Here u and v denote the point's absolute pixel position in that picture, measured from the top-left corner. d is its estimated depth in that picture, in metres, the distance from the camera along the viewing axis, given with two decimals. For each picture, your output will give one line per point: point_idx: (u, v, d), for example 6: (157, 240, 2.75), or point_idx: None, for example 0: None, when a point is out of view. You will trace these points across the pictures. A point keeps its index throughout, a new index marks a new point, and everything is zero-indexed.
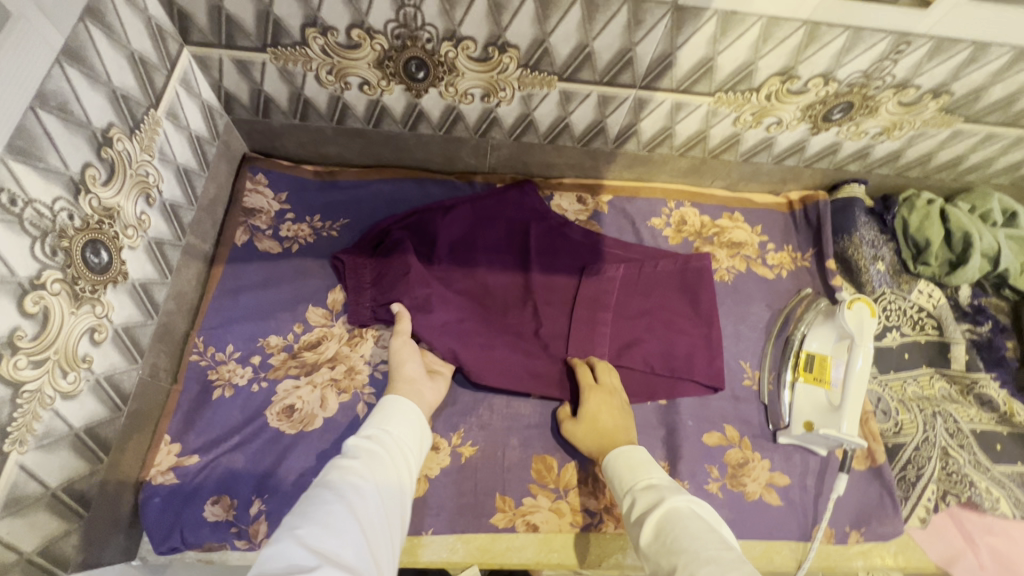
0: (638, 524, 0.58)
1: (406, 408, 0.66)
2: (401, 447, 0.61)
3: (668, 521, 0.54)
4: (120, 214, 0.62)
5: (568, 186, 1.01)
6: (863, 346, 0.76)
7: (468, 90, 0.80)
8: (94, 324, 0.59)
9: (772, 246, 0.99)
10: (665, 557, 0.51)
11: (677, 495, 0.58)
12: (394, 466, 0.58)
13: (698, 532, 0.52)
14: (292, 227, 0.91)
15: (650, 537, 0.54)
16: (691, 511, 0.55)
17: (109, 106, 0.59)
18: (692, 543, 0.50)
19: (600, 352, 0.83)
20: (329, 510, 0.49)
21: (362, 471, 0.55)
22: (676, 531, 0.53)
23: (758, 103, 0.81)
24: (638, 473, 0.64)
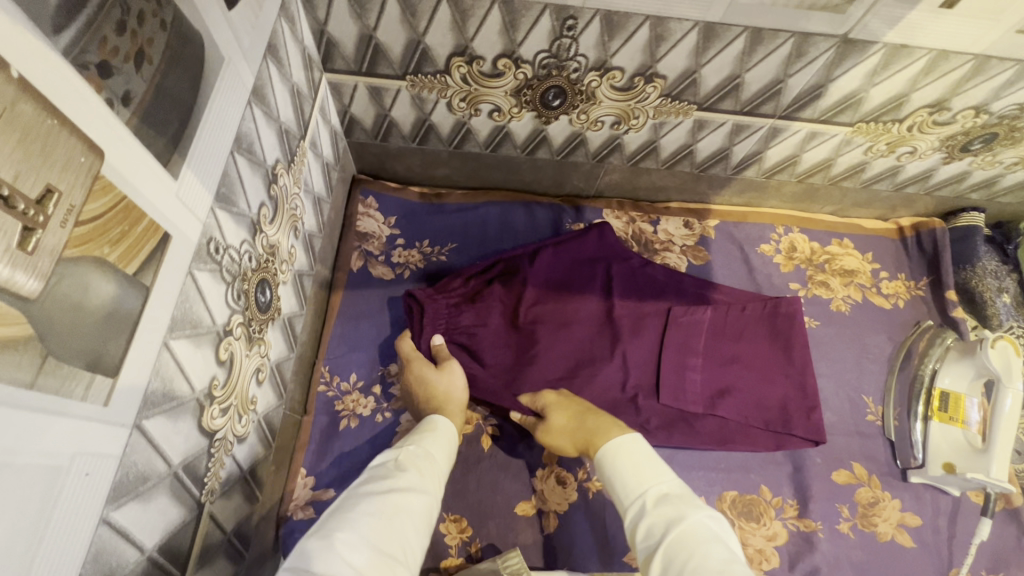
0: (648, 549, 0.50)
1: (449, 437, 0.64)
2: (440, 466, 0.59)
3: (680, 545, 0.48)
4: (278, 250, 0.61)
5: (675, 211, 0.98)
6: (1011, 386, 0.72)
7: (600, 117, 0.78)
8: (259, 366, 0.58)
9: (885, 274, 0.96)
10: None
11: (696, 511, 0.50)
12: (431, 487, 0.55)
13: (717, 556, 0.46)
14: (402, 253, 0.89)
15: (663, 567, 0.47)
16: (710, 530, 0.49)
17: (277, 141, 0.58)
18: (711, 575, 0.44)
19: (692, 403, 0.79)
20: (367, 519, 0.47)
21: (401, 485, 0.52)
22: (691, 558, 0.46)
23: (898, 134, 0.79)
24: (644, 482, 0.55)
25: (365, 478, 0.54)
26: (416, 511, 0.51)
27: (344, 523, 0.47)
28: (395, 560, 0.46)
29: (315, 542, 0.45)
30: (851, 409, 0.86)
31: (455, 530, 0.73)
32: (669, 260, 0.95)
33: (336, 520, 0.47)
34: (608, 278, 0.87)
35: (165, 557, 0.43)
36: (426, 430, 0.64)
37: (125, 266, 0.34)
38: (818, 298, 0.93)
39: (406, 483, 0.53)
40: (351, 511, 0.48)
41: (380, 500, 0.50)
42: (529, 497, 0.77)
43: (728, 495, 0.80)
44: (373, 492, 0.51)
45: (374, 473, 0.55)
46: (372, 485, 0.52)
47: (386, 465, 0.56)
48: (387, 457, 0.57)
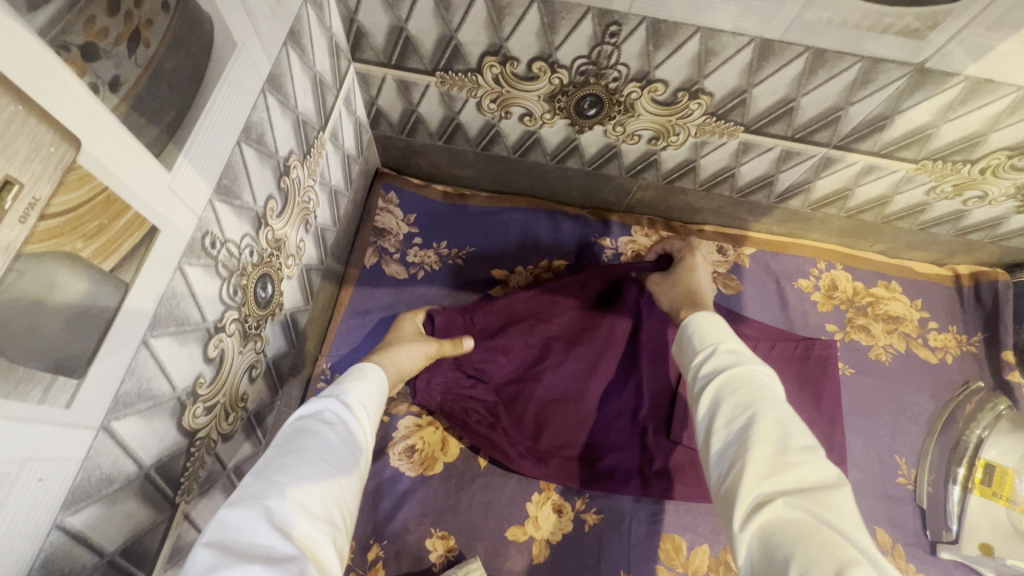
0: (702, 376, 0.50)
1: (383, 384, 0.58)
2: (375, 416, 0.54)
3: (743, 374, 0.47)
4: (285, 244, 0.59)
5: (709, 235, 0.93)
6: None
7: (637, 131, 0.73)
8: (253, 362, 0.56)
9: (934, 325, 0.88)
10: (727, 408, 0.45)
11: (762, 365, 0.49)
12: (363, 441, 0.50)
13: (772, 396, 0.45)
14: (418, 252, 0.87)
15: (716, 390, 0.47)
16: (770, 383, 0.47)
17: (292, 132, 0.56)
18: (765, 403, 0.44)
19: None
20: (299, 483, 0.42)
21: (334, 441, 0.47)
22: (748, 390, 0.45)
23: (967, 176, 0.71)
24: (718, 335, 0.53)
25: (287, 433, 0.47)
26: (350, 469, 0.47)
27: (272, 489, 0.41)
28: (333, 526, 0.42)
29: (239, 514, 0.39)
30: (880, 469, 0.79)
31: (441, 548, 0.70)
32: None
33: (265, 482, 0.41)
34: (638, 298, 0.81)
35: (126, 560, 0.41)
36: (357, 375, 0.56)
37: (100, 262, 0.32)
38: (855, 343, 0.86)
39: (341, 441, 0.48)
40: (281, 474, 0.42)
41: (312, 459, 0.44)
42: (522, 522, 0.73)
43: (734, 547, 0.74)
44: (301, 450, 0.45)
45: (299, 426, 0.48)
46: (300, 439, 0.46)
47: (311, 416, 0.49)
48: (313, 407, 0.50)
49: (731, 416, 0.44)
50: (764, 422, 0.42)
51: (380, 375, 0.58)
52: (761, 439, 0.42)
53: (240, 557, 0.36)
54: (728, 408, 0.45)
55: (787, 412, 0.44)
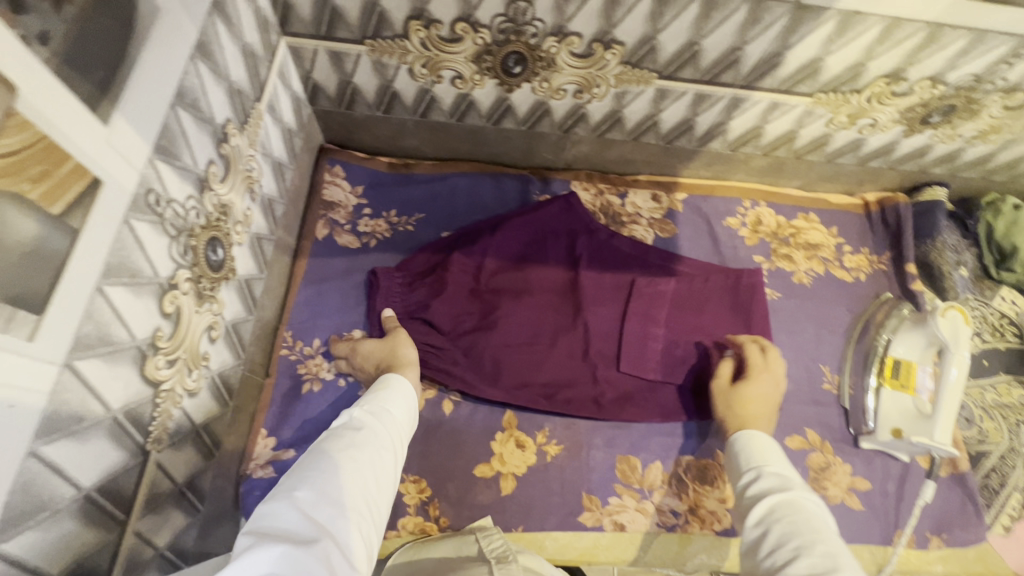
0: (751, 503, 0.57)
1: (407, 393, 0.66)
2: (398, 422, 0.62)
3: (785, 500, 0.54)
4: (231, 210, 0.62)
5: (643, 184, 1.00)
6: (959, 354, 0.74)
7: (563, 85, 0.78)
8: (211, 323, 0.59)
9: (848, 248, 0.98)
10: (768, 534, 0.52)
11: (809, 495, 0.55)
12: (387, 440, 0.58)
13: (815, 523, 0.51)
14: (369, 222, 0.90)
15: (764, 513, 0.54)
16: (816, 513, 0.53)
17: (227, 100, 0.58)
18: (807, 531, 0.50)
19: (651, 369, 0.84)
20: (326, 476, 0.50)
21: (354, 442, 0.55)
22: (790, 518, 0.52)
23: (857, 105, 0.79)
24: (763, 458, 0.61)
25: (318, 440, 0.56)
26: (374, 466, 0.54)
27: (301, 482, 0.49)
28: (357, 513, 0.49)
29: (273, 506, 0.47)
30: (808, 378, 0.87)
31: (415, 491, 0.76)
32: (636, 233, 0.97)
33: (294, 479, 0.50)
34: (572, 249, 0.92)
35: (105, 498, 0.44)
36: (377, 389, 0.66)
37: (48, 206, 0.35)
38: (781, 270, 0.94)
39: (364, 440, 0.56)
40: (310, 469, 0.51)
41: (337, 456, 0.53)
42: (489, 459, 0.78)
43: (683, 459, 0.81)
44: (328, 451, 0.53)
45: (330, 433, 0.57)
46: (330, 442, 0.55)
47: (342, 425, 0.58)
48: (343, 418, 0.59)
49: (774, 540, 0.51)
50: (805, 551, 0.48)
51: (401, 380, 0.68)
52: (799, 561, 0.47)
53: (272, 532, 0.44)
54: (775, 534, 0.51)
55: (827, 536, 0.49)
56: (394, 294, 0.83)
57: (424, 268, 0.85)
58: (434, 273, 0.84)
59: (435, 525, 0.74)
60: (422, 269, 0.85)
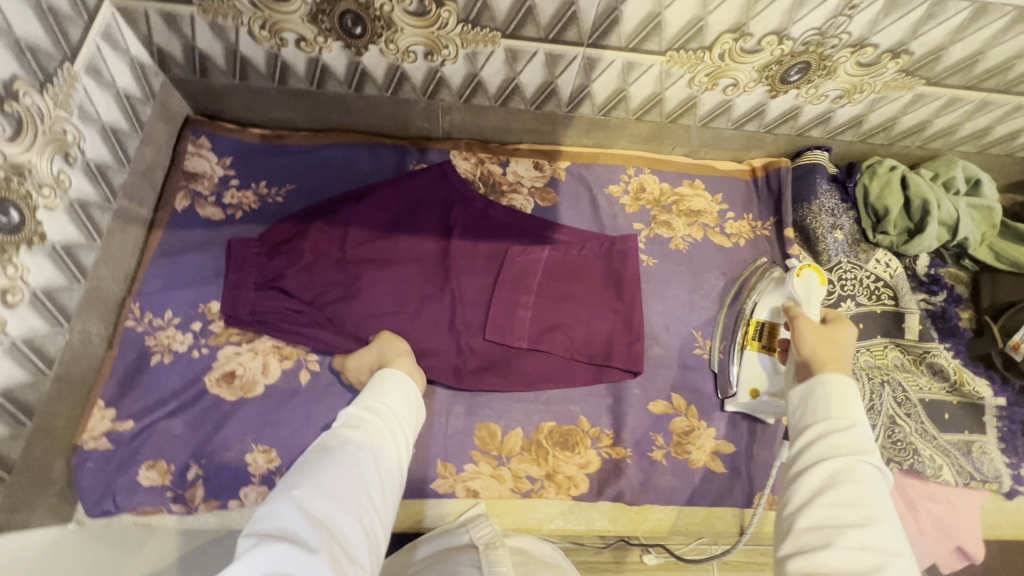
0: (817, 450, 0.53)
1: (406, 386, 0.67)
2: (398, 417, 0.63)
3: (863, 464, 0.50)
4: (32, 171, 0.60)
5: (525, 152, 0.98)
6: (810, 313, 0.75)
7: (409, 47, 0.77)
8: (5, 286, 0.57)
9: (731, 215, 0.97)
10: (830, 485, 0.49)
11: (880, 465, 0.51)
12: (389, 438, 0.60)
13: (879, 494, 0.49)
14: (236, 193, 0.89)
15: (831, 465, 0.51)
16: (878, 481, 0.50)
17: (11, 56, 0.56)
18: (870, 509, 0.47)
19: (517, 336, 0.83)
20: (327, 476, 0.52)
21: (355, 440, 0.57)
22: (861, 489, 0.48)
23: (712, 63, 0.78)
24: (845, 408, 0.55)
25: (321, 438, 0.57)
26: (375, 461, 0.56)
27: (301, 483, 0.51)
28: (359, 512, 0.51)
29: (275, 506, 0.49)
30: (678, 344, 0.87)
31: (263, 461, 0.74)
32: (515, 201, 0.96)
33: (294, 479, 0.52)
34: (446, 218, 0.91)
35: None
36: (374, 384, 0.66)
37: None
38: (659, 237, 0.94)
39: (364, 439, 0.57)
40: (310, 469, 0.52)
41: (337, 455, 0.54)
42: None
43: (545, 425, 0.81)
44: (328, 449, 0.55)
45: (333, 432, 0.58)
46: (329, 441, 0.57)
47: (343, 423, 0.60)
48: (345, 416, 0.61)
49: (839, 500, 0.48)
50: (865, 529, 0.46)
51: (404, 375, 0.68)
52: (865, 531, 0.46)
53: (276, 531, 0.46)
54: (837, 493, 0.49)
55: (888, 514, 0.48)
56: (249, 265, 0.80)
57: (281, 238, 0.83)
58: (291, 244, 0.82)
59: None
60: (277, 239, 0.82)
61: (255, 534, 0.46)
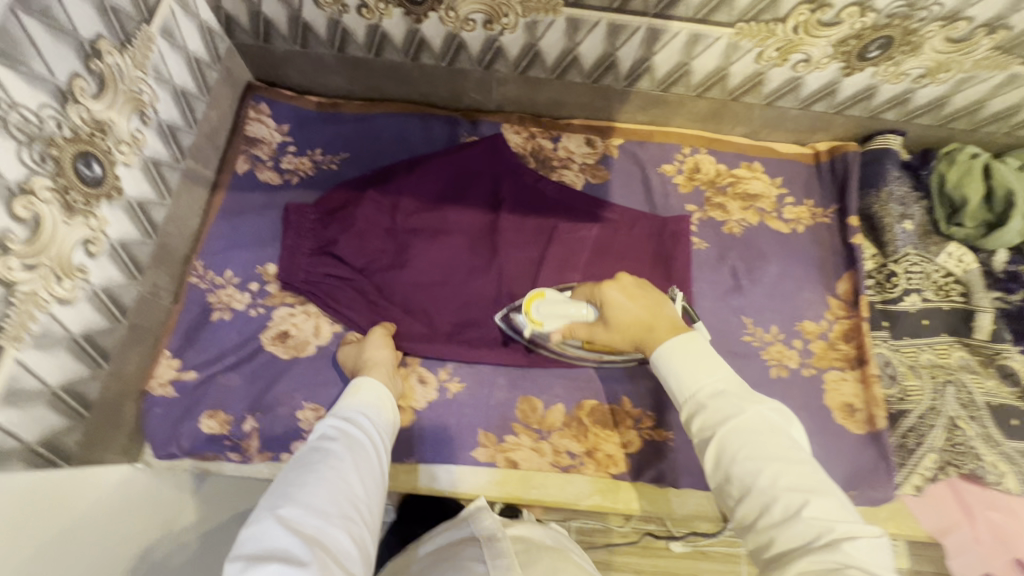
0: (703, 441, 0.52)
1: (382, 391, 0.65)
2: (377, 423, 0.61)
3: (738, 423, 0.50)
4: (112, 128, 0.63)
5: (577, 128, 0.96)
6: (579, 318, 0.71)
7: (470, 15, 0.76)
8: (88, 237, 0.61)
9: (791, 200, 0.93)
10: (727, 465, 0.50)
11: (751, 404, 0.51)
12: (371, 446, 0.58)
13: (763, 438, 0.49)
14: (293, 159, 0.91)
15: (712, 447, 0.51)
16: (765, 420, 0.51)
17: (97, 16, 0.59)
18: (763, 461, 0.48)
19: None
20: (309, 490, 0.50)
21: (337, 450, 0.54)
22: (745, 449, 0.49)
23: (784, 36, 0.74)
24: (693, 376, 0.55)
25: (298, 452, 0.55)
26: (358, 469, 0.54)
27: (284, 500, 0.49)
28: (348, 521, 0.50)
29: (257, 527, 0.47)
30: (728, 330, 0.85)
31: (312, 418, 0.77)
32: (565, 178, 0.95)
33: (275, 496, 0.49)
34: (495, 191, 0.91)
35: None
36: (352, 392, 0.64)
37: None
38: (712, 220, 0.91)
39: (345, 448, 0.55)
40: (291, 485, 0.50)
41: (318, 466, 0.52)
42: None
43: (587, 403, 0.81)
44: (309, 462, 0.53)
45: (311, 443, 0.56)
46: (308, 452, 0.54)
47: (320, 432, 0.57)
48: (322, 426, 0.58)
49: (745, 484, 0.48)
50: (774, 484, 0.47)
51: (376, 380, 0.67)
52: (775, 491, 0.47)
53: (265, 554, 0.44)
54: (737, 469, 0.49)
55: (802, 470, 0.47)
56: (306, 231, 0.83)
57: (337, 203, 0.85)
58: (346, 210, 0.84)
59: None
60: (333, 206, 0.85)
61: (242, 560, 0.44)
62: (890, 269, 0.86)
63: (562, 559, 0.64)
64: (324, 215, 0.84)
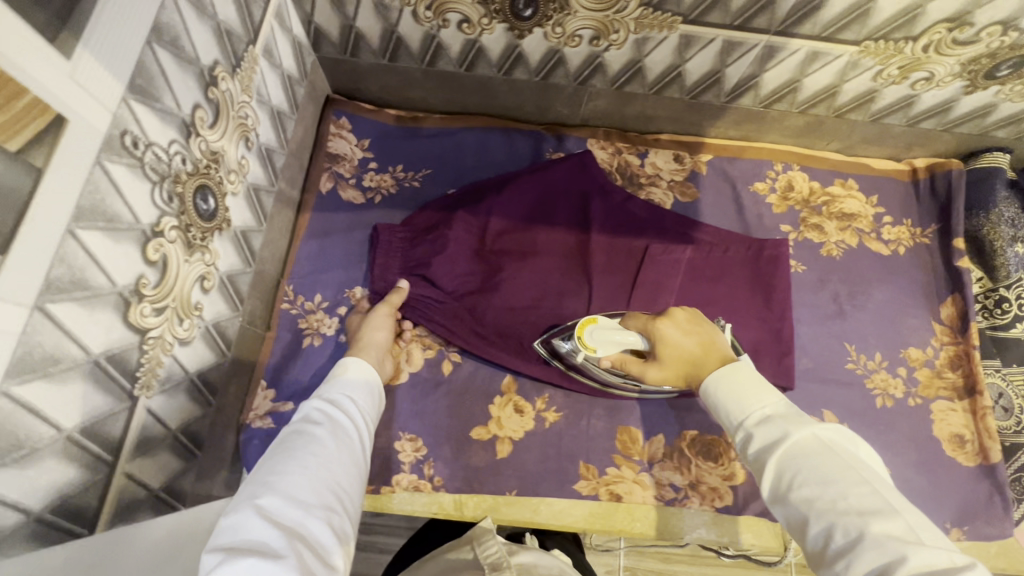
0: (758, 467, 0.48)
1: (367, 382, 0.63)
2: (359, 413, 0.59)
3: (794, 446, 0.47)
4: (224, 157, 0.60)
5: (665, 143, 0.93)
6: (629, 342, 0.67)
7: (577, 31, 0.72)
8: (203, 273, 0.58)
9: (888, 219, 0.90)
10: (784, 491, 0.46)
11: (803, 425, 0.48)
12: (352, 435, 0.55)
13: (820, 460, 0.45)
14: (375, 176, 0.88)
15: (769, 474, 0.47)
16: (819, 440, 0.46)
17: (215, 41, 0.55)
18: (824, 484, 0.43)
19: None
20: (290, 476, 0.46)
21: (322, 436, 0.52)
22: (800, 471, 0.45)
23: (911, 55, 0.70)
24: (747, 400, 0.52)
25: (278, 439, 0.52)
26: (340, 457, 0.51)
27: (265, 488, 0.45)
28: (329, 510, 0.46)
29: (235, 516, 0.43)
30: (830, 357, 0.83)
31: (410, 449, 0.76)
32: (653, 196, 0.91)
33: (256, 483, 0.46)
34: (584, 211, 0.87)
35: (89, 438, 0.44)
36: (334, 380, 0.62)
37: (4, 142, 0.34)
38: (808, 241, 0.88)
39: (329, 435, 0.52)
40: (272, 472, 0.47)
41: (301, 454, 0.49)
42: (486, 422, 0.78)
43: (689, 433, 0.79)
44: (290, 449, 0.50)
45: (292, 430, 0.53)
46: (291, 439, 0.51)
47: (301, 421, 0.54)
48: (302, 414, 0.55)
49: (804, 513, 0.44)
50: (839, 508, 0.42)
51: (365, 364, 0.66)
52: (841, 516, 0.41)
53: (244, 544, 0.40)
54: (797, 495, 0.44)
55: (867, 492, 0.42)
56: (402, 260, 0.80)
57: (427, 224, 0.82)
58: (437, 231, 0.81)
59: (429, 483, 0.75)
60: (424, 226, 0.82)
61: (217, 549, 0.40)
62: (1000, 295, 0.84)
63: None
64: (416, 234, 0.81)
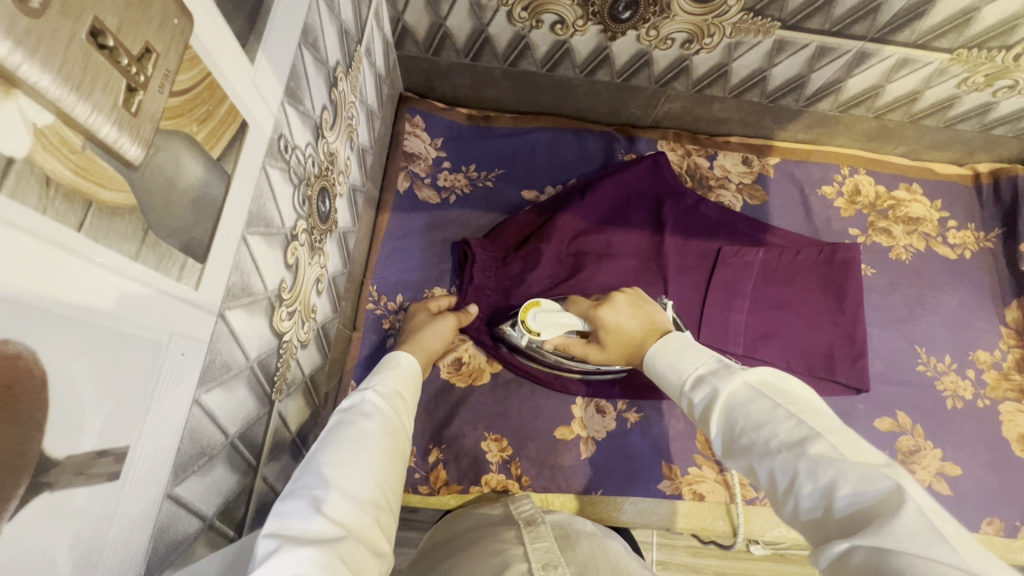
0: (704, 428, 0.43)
1: (416, 372, 0.60)
2: (409, 404, 0.56)
3: (728, 394, 0.42)
4: (337, 159, 0.60)
5: (735, 146, 0.94)
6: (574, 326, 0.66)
7: (671, 34, 0.72)
8: (319, 277, 0.58)
9: (953, 223, 0.91)
10: (729, 442, 0.40)
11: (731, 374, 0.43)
12: (402, 427, 0.52)
13: (749, 402, 0.40)
14: (449, 176, 0.88)
15: (714, 427, 0.42)
16: (748, 384, 0.41)
17: (338, 41, 0.55)
18: (759, 423, 0.38)
19: (735, 345, 0.79)
20: (343, 469, 0.44)
21: (372, 431, 0.49)
22: (739, 415, 0.40)
23: (1000, 64, 0.72)
24: (682, 366, 0.48)
25: (330, 425, 0.49)
26: (390, 452, 0.48)
27: (319, 479, 0.43)
28: (378, 508, 0.44)
29: (291, 506, 0.41)
30: (901, 360, 0.84)
31: (496, 449, 0.76)
32: (723, 198, 0.92)
33: (310, 474, 0.43)
34: (657, 212, 0.87)
35: (243, 443, 0.44)
36: (388, 369, 0.58)
37: (211, 148, 0.33)
38: (876, 246, 0.90)
39: (381, 427, 0.50)
40: (327, 461, 0.44)
41: (355, 445, 0.46)
42: (568, 423, 0.79)
43: None
44: (345, 439, 0.47)
45: (341, 417, 0.50)
46: (346, 429, 0.48)
47: (353, 408, 0.51)
48: (352, 401, 0.52)
49: (750, 462, 0.39)
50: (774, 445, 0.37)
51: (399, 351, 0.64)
52: (779, 456, 0.36)
53: (299, 538, 0.38)
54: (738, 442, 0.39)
55: (798, 423, 0.37)
56: (486, 265, 0.80)
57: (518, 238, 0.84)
58: (528, 247, 0.81)
59: (516, 483, 0.75)
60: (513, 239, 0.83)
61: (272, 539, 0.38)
62: None
63: (603, 547, 0.54)
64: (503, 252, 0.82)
